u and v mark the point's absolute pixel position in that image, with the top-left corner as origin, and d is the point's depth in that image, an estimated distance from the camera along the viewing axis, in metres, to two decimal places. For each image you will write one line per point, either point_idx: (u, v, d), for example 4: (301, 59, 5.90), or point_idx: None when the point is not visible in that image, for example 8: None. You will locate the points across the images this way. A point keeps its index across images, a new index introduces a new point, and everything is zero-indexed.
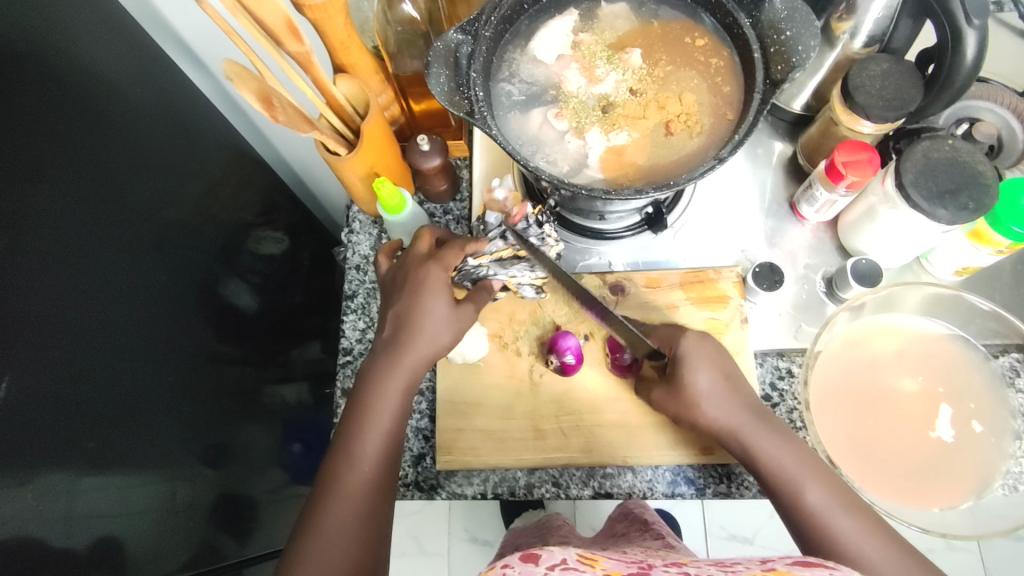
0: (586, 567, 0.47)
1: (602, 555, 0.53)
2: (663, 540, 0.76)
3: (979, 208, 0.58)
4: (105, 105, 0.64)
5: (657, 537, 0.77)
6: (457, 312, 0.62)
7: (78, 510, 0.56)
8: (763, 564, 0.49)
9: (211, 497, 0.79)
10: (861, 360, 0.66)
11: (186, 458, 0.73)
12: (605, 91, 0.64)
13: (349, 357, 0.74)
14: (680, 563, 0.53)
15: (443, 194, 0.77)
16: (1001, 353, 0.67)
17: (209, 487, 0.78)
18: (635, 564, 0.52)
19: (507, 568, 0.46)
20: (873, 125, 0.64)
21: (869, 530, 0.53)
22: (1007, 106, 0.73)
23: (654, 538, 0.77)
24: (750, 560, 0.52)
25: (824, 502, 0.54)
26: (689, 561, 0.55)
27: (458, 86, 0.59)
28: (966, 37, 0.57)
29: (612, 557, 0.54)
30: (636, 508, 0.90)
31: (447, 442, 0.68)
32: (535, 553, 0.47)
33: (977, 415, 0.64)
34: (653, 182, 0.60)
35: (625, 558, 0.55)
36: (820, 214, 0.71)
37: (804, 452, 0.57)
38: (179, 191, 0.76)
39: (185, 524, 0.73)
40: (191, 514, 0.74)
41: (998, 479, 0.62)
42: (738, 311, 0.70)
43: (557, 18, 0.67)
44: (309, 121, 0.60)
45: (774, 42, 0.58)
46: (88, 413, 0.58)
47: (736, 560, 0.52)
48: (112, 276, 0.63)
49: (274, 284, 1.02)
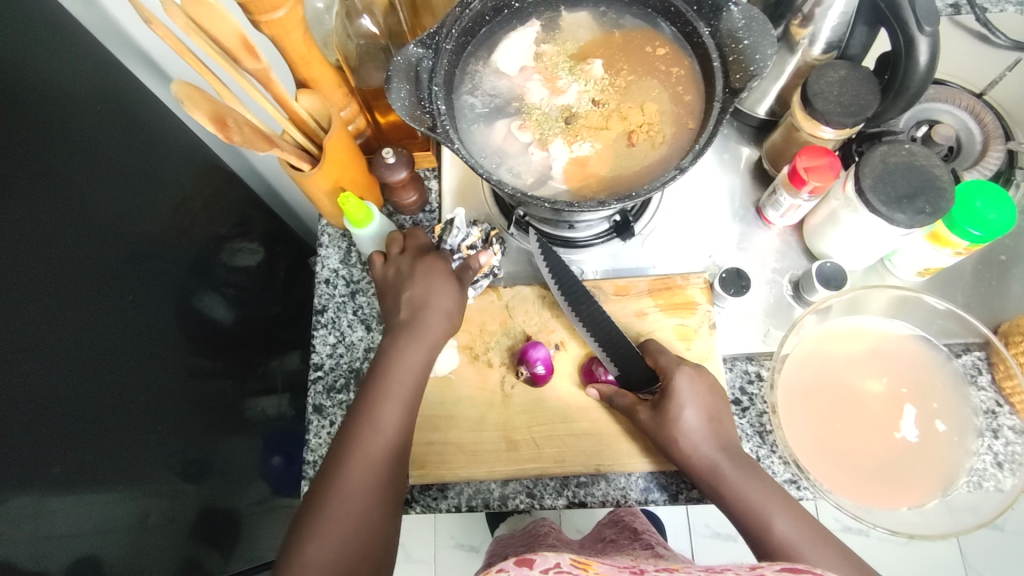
0: (580, 573, 0.48)
1: (597, 561, 0.54)
2: (649, 549, 0.76)
3: (935, 212, 0.59)
4: (67, 123, 0.63)
5: (646, 546, 0.77)
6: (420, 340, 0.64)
7: (47, 534, 0.55)
8: (751, 568, 0.48)
9: (191, 512, 0.78)
10: (827, 362, 0.66)
11: (164, 475, 0.72)
12: (568, 102, 0.65)
13: (319, 373, 0.73)
14: (670, 569, 0.55)
15: (413, 206, 0.77)
16: (962, 352, 0.68)
17: (189, 503, 0.77)
18: (626, 568, 0.53)
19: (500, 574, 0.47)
20: (833, 130, 0.65)
21: (815, 540, 0.56)
22: (965, 108, 0.75)
23: (641, 548, 0.77)
24: (740, 564, 0.51)
25: (792, 533, 0.56)
26: (681, 568, 0.56)
27: (419, 101, 0.59)
28: (918, 44, 0.58)
29: (604, 562, 0.54)
30: (624, 516, 0.91)
31: (420, 456, 0.67)
32: (530, 558, 0.48)
33: (940, 414, 0.65)
34: (616, 193, 0.60)
35: (617, 563, 0.56)
36: (786, 218, 0.72)
37: (763, 484, 0.58)
38: (148, 205, 0.75)
39: (164, 540, 0.71)
40: (170, 529, 0.73)
41: (963, 476, 0.63)
42: (707, 316, 0.70)
43: (519, 29, 0.67)
44: (270, 141, 0.59)
45: (733, 51, 0.58)
46: (58, 436, 0.57)
47: (726, 565, 0.52)
48: (78, 296, 0.62)
49: (250, 296, 1.01)
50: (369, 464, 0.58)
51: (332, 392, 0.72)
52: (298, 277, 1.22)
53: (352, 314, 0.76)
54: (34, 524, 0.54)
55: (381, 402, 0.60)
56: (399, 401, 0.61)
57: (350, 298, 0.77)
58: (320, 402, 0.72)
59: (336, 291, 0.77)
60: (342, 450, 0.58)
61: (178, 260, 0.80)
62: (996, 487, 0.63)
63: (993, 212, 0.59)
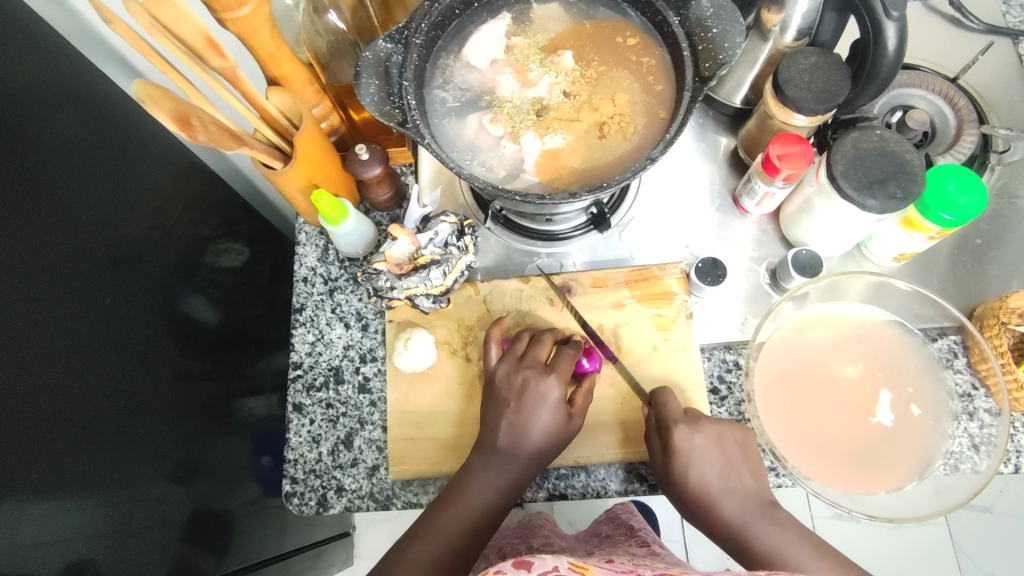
0: None
1: (595, 565, 0.53)
2: (648, 546, 0.72)
3: (907, 197, 0.59)
4: (37, 126, 0.62)
5: (642, 544, 0.73)
6: (552, 420, 0.63)
7: (30, 538, 0.55)
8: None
9: (182, 513, 0.77)
10: (802, 348, 0.66)
11: (153, 477, 0.72)
12: (539, 95, 0.64)
13: (299, 371, 0.73)
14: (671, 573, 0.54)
15: (389, 202, 0.76)
16: (938, 336, 0.68)
17: (180, 504, 0.77)
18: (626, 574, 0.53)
19: (500, 574, 0.46)
20: (806, 117, 0.64)
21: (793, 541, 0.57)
22: (939, 93, 0.75)
23: (637, 545, 0.73)
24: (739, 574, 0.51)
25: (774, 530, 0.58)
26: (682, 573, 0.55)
27: (389, 96, 0.59)
28: (885, 28, 0.58)
29: (603, 567, 0.54)
30: (624, 512, 0.86)
31: (400, 453, 0.67)
32: (527, 560, 0.47)
33: (915, 399, 0.65)
34: (586, 184, 0.60)
35: (615, 567, 0.55)
36: (762, 207, 0.72)
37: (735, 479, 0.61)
38: (126, 206, 0.74)
39: (156, 540, 0.71)
40: (161, 529, 0.72)
41: (939, 459, 0.64)
42: (683, 307, 0.70)
43: (490, 22, 0.66)
44: (238, 139, 0.59)
45: (702, 40, 0.58)
46: (35, 440, 0.56)
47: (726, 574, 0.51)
48: (51, 300, 0.61)
49: (235, 296, 1.00)
50: (446, 533, 0.59)
51: (312, 390, 0.72)
52: (284, 277, 1.22)
53: (331, 312, 0.75)
54: (16, 532, 0.53)
55: (470, 481, 0.62)
56: (495, 486, 0.61)
57: (328, 296, 0.76)
58: (301, 400, 0.71)
59: (314, 289, 0.76)
60: (423, 521, 0.61)
61: (159, 262, 0.79)
62: (972, 469, 0.63)
63: (964, 196, 0.59)
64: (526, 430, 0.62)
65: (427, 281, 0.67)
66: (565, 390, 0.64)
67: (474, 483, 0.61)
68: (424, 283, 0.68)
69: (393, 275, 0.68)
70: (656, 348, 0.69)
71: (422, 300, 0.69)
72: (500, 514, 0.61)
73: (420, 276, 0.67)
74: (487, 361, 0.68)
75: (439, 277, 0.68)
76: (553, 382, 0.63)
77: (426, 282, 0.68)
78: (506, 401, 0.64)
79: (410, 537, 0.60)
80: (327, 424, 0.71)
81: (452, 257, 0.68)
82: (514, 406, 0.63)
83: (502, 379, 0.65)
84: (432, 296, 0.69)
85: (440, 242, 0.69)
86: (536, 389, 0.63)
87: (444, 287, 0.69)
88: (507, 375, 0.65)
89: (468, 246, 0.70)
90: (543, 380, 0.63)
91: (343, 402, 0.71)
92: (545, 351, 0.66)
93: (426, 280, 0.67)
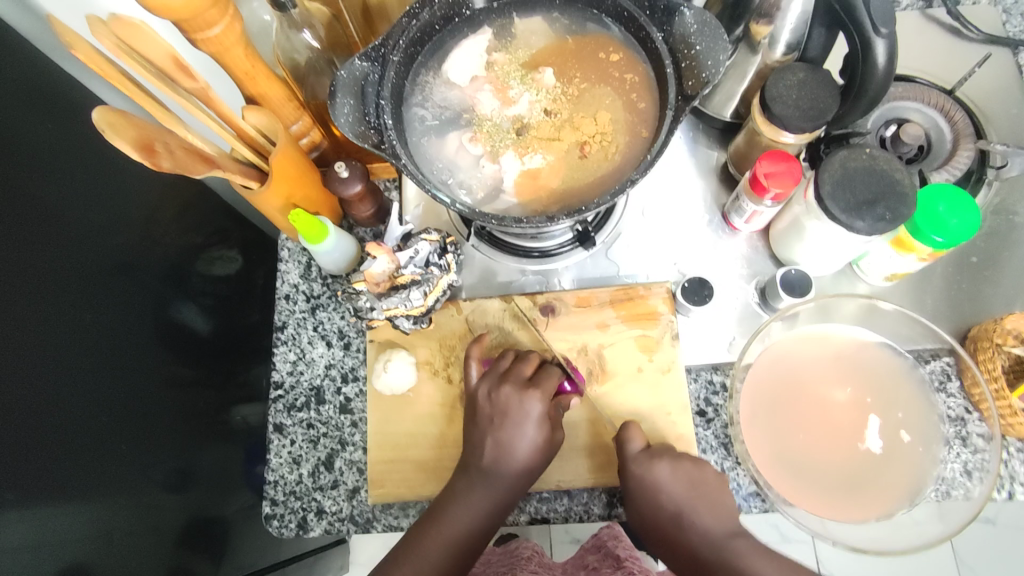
0: None
1: None
2: None
3: (896, 218, 0.57)
4: (20, 137, 0.61)
5: None
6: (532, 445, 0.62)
7: (22, 550, 0.54)
8: None
9: (177, 521, 0.77)
10: (789, 372, 0.65)
11: (147, 485, 0.71)
12: (519, 113, 0.63)
13: (280, 391, 0.72)
14: None
15: (371, 218, 0.75)
16: (931, 358, 0.67)
17: (175, 512, 0.77)
18: None
19: None
20: (794, 135, 0.63)
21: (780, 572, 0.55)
22: (933, 106, 0.74)
23: None
24: None
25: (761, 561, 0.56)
26: None
27: (363, 116, 0.58)
28: (875, 45, 0.56)
29: None
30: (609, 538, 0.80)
31: (379, 476, 0.66)
32: None
33: (905, 424, 0.63)
34: (567, 206, 0.59)
35: None
36: (751, 224, 0.70)
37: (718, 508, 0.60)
38: (114, 214, 0.73)
39: (151, 546, 0.70)
40: (156, 536, 0.72)
41: (930, 486, 0.62)
42: (669, 327, 0.68)
43: (470, 37, 0.65)
44: (208, 162, 0.58)
45: (685, 57, 0.57)
46: (17, 457, 0.55)
47: None
48: (33, 313, 0.59)
49: (229, 305, 0.99)
50: (426, 559, 0.59)
51: (293, 410, 0.71)
52: None
53: (312, 331, 0.74)
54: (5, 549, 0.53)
55: (453, 508, 0.61)
56: (479, 512, 0.61)
57: (310, 313, 0.75)
58: (281, 420, 0.71)
59: (296, 306, 0.75)
60: (405, 544, 0.60)
61: (149, 270, 0.78)
62: (965, 496, 0.62)
63: (955, 217, 0.57)
64: (505, 456, 0.61)
65: (408, 301, 0.66)
66: (549, 404, 0.63)
67: (456, 509, 0.61)
68: (404, 302, 0.66)
69: (372, 295, 0.67)
70: (641, 370, 0.67)
71: (402, 320, 0.68)
72: (479, 540, 0.61)
73: (399, 296, 0.66)
74: (467, 385, 0.66)
75: (420, 296, 0.67)
76: (536, 399, 0.63)
77: (405, 301, 0.66)
78: (487, 423, 0.63)
79: (391, 562, 0.60)
80: (307, 445, 0.70)
81: (433, 276, 0.67)
82: (498, 423, 0.62)
83: (483, 404, 0.64)
84: (412, 316, 0.68)
85: (422, 262, 0.68)
86: (518, 410, 0.62)
87: (423, 307, 0.68)
88: (490, 402, 0.63)
89: (450, 265, 0.69)
90: (526, 398, 0.63)
91: (324, 422, 0.71)
92: (530, 369, 0.66)
93: (405, 300, 0.66)
